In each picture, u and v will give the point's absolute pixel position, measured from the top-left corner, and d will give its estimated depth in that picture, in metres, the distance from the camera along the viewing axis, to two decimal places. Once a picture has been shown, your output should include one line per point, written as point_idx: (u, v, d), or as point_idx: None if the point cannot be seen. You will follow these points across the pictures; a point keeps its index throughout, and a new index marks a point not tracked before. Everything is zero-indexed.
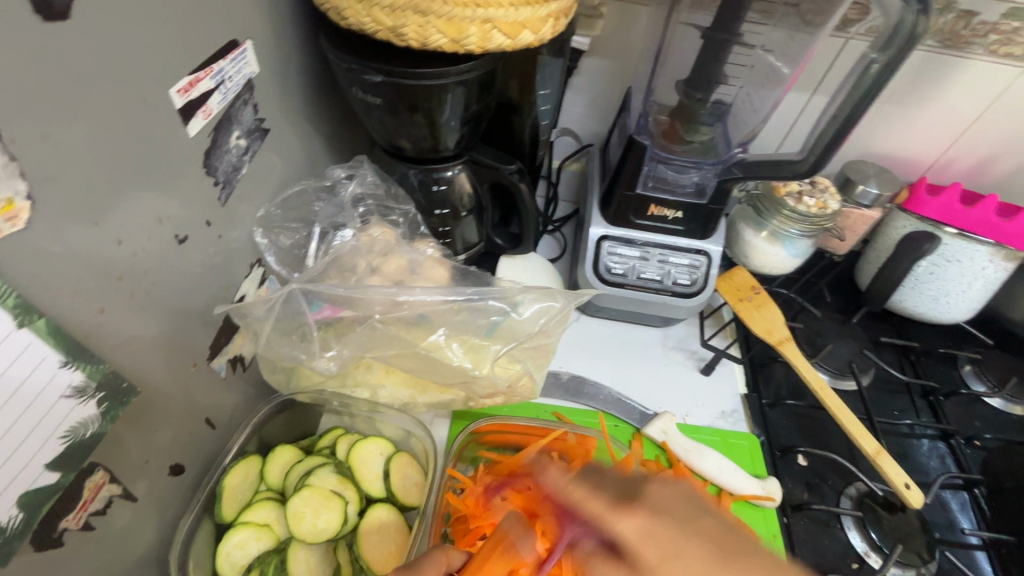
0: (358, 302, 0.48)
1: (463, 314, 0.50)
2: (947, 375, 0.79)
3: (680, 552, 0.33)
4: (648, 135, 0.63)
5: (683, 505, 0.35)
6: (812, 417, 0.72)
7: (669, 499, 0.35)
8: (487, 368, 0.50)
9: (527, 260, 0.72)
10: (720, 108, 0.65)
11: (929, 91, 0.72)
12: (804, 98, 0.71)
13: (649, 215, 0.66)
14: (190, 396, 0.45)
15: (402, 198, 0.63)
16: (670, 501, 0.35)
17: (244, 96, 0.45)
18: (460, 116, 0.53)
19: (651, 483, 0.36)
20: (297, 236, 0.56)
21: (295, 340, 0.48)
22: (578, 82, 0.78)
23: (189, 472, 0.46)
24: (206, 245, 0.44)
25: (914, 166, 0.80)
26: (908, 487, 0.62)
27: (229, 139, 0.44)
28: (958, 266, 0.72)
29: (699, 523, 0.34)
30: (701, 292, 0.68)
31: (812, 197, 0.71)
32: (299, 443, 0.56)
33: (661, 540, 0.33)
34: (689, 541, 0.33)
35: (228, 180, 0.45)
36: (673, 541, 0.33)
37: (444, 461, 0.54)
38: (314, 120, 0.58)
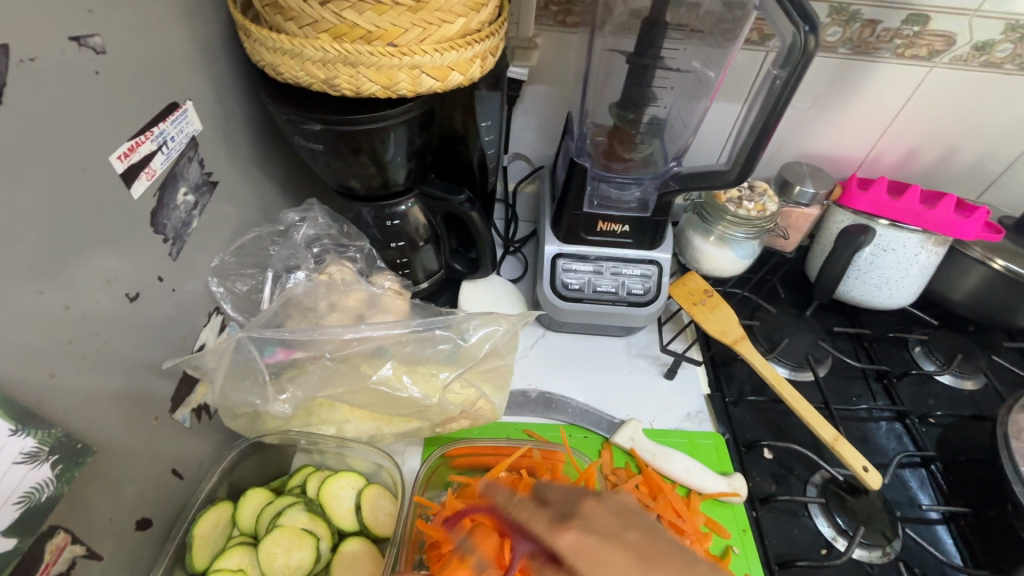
0: (310, 342, 0.49)
1: (411, 346, 0.52)
2: (899, 358, 0.83)
3: (603, 563, 0.32)
4: (588, 156, 0.67)
5: (618, 522, 0.35)
6: (774, 410, 0.74)
7: (599, 513, 0.35)
8: (438, 396, 0.52)
9: (488, 283, 0.75)
10: (654, 125, 0.70)
11: (849, 94, 0.77)
12: (733, 109, 0.75)
13: (599, 230, 0.69)
14: (154, 450, 0.45)
15: (356, 235, 0.65)
16: (602, 519, 0.35)
17: (188, 154, 0.47)
18: (404, 153, 0.56)
19: (589, 501, 0.37)
20: (253, 282, 0.58)
21: (250, 385, 0.49)
22: (524, 110, 0.81)
23: (156, 526, 0.46)
24: (160, 300, 0.45)
25: (846, 163, 0.85)
26: (865, 469, 0.65)
27: (176, 196, 0.46)
28: (894, 254, 0.77)
29: (628, 536, 0.33)
30: (655, 300, 0.71)
31: (751, 201, 0.75)
32: (270, 485, 0.56)
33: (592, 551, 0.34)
34: (615, 553, 0.32)
35: (178, 235, 0.47)
36: (604, 553, 0.32)
37: (413, 489, 0.55)
38: (264, 168, 0.60)
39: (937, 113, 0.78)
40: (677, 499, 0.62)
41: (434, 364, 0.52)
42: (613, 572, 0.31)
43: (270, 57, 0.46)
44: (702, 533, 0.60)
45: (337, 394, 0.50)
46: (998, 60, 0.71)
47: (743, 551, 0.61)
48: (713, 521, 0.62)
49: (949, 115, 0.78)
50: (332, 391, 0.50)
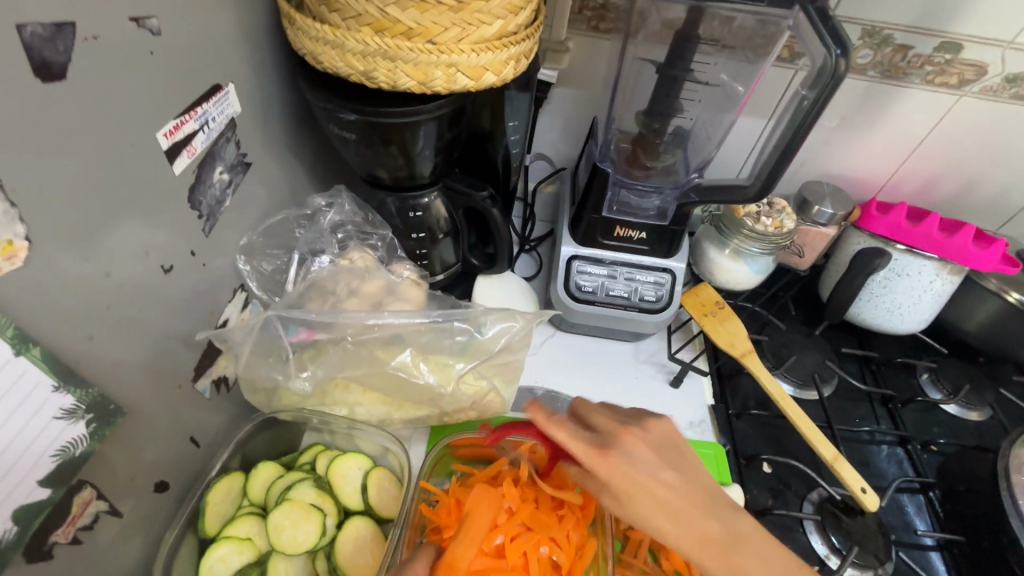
0: (333, 324, 0.51)
1: (429, 335, 0.54)
2: (905, 384, 0.84)
3: (640, 494, 0.43)
4: (611, 161, 0.68)
5: (656, 457, 0.45)
6: (776, 425, 0.75)
7: (643, 453, 0.44)
8: (452, 385, 0.53)
9: (503, 280, 0.76)
10: (677, 136, 0.70)
11: (876, 116, 0.77)
12: (758, 125, 0.76)
13: (616, 236, 0.70)
14: (175, 417, 0.47)
15: (380, 224, 0.66)
16: (642, 458, 0.44)
17: (227, 135, 0.48)
18: (433, 146, 0.57)
19: (630, 436, 0.45)
20: (278, 262, 0.59)
21: (273, 362, 0.51)
22: (549, 111, 0.82)
23: (174, 488, 0.48)
24: (190, 274, 0.47)
25: (868, 185, 0.85)
26: (864, 491, 0.65)
27: (213, 174, 0.48)
28: (907, 279, 0.77)
29: (665, 475, 0.44)
30: (666, 308, 0.72)
31: (769, 217, 0.75)
32: (281, 460, 0.58)
33: (629, 486, 0.43)
34: (651, 489, 0.43)
35: (212, 212, 0.49)
36: (641, 488, 0.43)
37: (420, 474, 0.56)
38: (296, 152, 0.62)
39: (963, 141, 0.77)
40: None
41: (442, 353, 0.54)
42: (646, 502, 0.43)
43: (312, 46, 0.48)
44: None
45: (354, 376, 0.52)
46: None
47: None
48: None
49: (975, 144, 0.77)
50: (351, 373, 0.52)
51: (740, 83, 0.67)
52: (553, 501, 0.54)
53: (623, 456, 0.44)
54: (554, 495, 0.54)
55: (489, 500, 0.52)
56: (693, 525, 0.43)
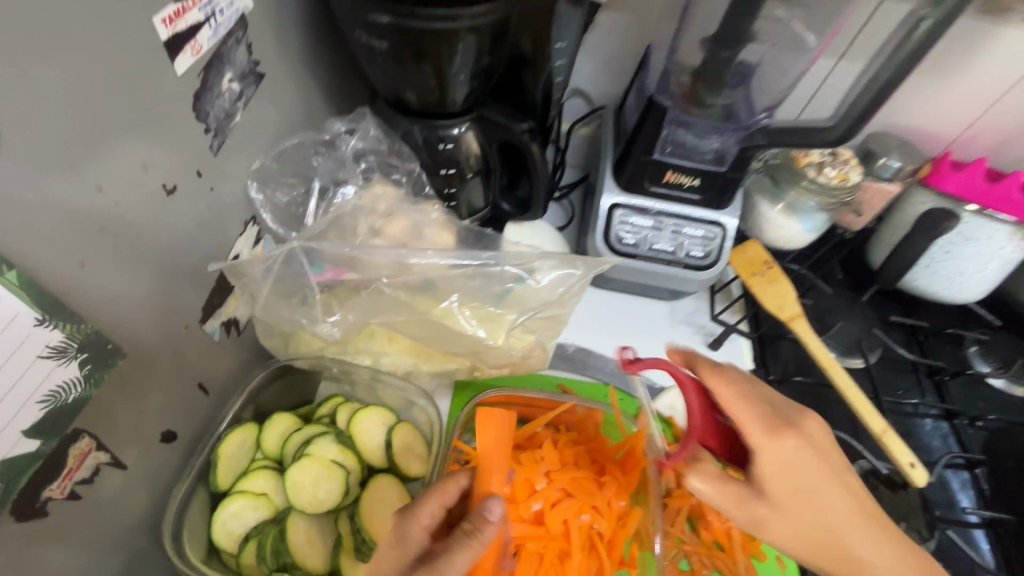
0: (362, 263, 0.45)
1: (476, 280, 0.48)
2: (954, 355, 0.78)
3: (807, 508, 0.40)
4: (669, 96, 0.60)
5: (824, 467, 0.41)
6: (819, 393, 0.70)
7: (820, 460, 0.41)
8: (502, 339, 0.48)
9: (536, 227, 0.69)
10: (743, 70, 0.61)
11: (962, 58, 0.69)
12: (829, 65, 0.67)
13: (665, 182, 0.63)
14: (182, 361, 0.42)
15: (408, 157, 0.58)
16: (816, 466, 0.40)
17: (238, 34, 0.41)
18: (469, 70, 0.50)
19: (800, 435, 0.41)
20: (294, 193, 0.53)
21: (296, 304, 0.46)
22: (593, 39, 0.74)
23: (183, 439, 0.44)
24: (197, 198, 0.40)
25: (936, 140, 0.77)
26: (913, 466, 0.62)
27: (222, 81, 0.40)
28: (975, 245, 0.71)
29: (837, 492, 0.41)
30: (714, 265, 0.66)
31: (834, 167, 0.68)
32: (297, 411, 0.53)
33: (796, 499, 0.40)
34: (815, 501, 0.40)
35: (220, 128, 0.41)
36: (812, 497, 0.40)
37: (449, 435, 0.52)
38: (313, 67, 0.54)
39: None
40: None
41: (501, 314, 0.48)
42: (806, 513, 0.40)
43: None
44: None
45: (392, 322, 0.47)
46: None
47: None
48: None
49: None
50: (388, 319, 0.47)
51: (812, 34, 0.61)
52: (590, 465, 0.51)
53: (799, 461, 0.40)
54: (591, 458, 0.51)
55: (524, 463, 0.48)
56: (852, 546, 0.41)
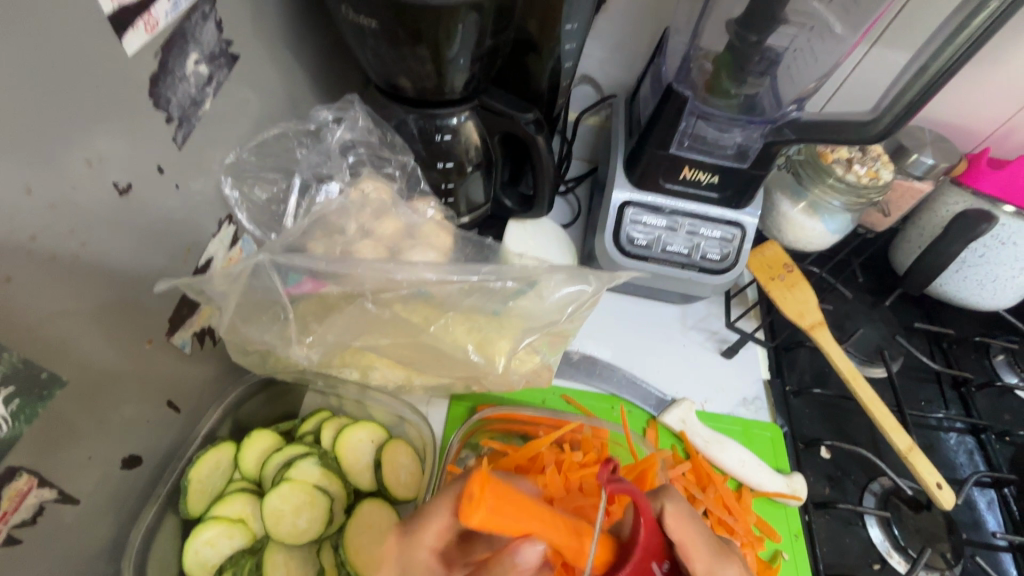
0: (346, 277, 0.39)
1: (473, 297, 0.42)
2: (978, 365, 0.74)
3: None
4: (689, 85, 0.54)
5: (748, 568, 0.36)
6: (838, 405, 0.66)
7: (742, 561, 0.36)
8: (502, 363, 0.44)
9: (539, 226, 0.64)
10: (771, 57, 0.56)
11: (1004, 47, 0.64)
12: (861, 52, 0.62)
13: (681, 178, 0.58)
14: (146, 378, 0.38)
15: (399, 148, 0.54)
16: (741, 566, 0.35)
17: (204, 9, 0.35)
18: (471, 52, 0.44)
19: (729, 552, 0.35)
20: (274, 189, 0.48)
21: (267, 321, 0.40)
22: (604, 21, 0.68)
23: (149, 463, 0.40)
24: (160, 198, 0.36)
25: (970, 137, 0.72)
26: (940, 487, 0.58)
27: (187, 63, 0.35)
28: (1013, 249, 0.66)
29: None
30: (731, 269, 0.61)
31: (862, 165, 0.63)
32: (278, 426, 0.49)
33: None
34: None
35: (186, 116, 0.36)
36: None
37: (443, 456, 0.48)
38: (296, 48, 0.49)
39: None
40: (727, 494, 0.55)
41: (499, 335, 0.43)
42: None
43: None
44: (752, 534, 0.54)
45: (375, 345, 0.42)
46: None
47: (792, 558, 0.55)
48: (766, 523, 0.55)
49: None
50: (371, 340, 0.42)
51: (841, 23, 0.56)
52: None
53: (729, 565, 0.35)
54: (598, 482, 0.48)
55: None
56: None
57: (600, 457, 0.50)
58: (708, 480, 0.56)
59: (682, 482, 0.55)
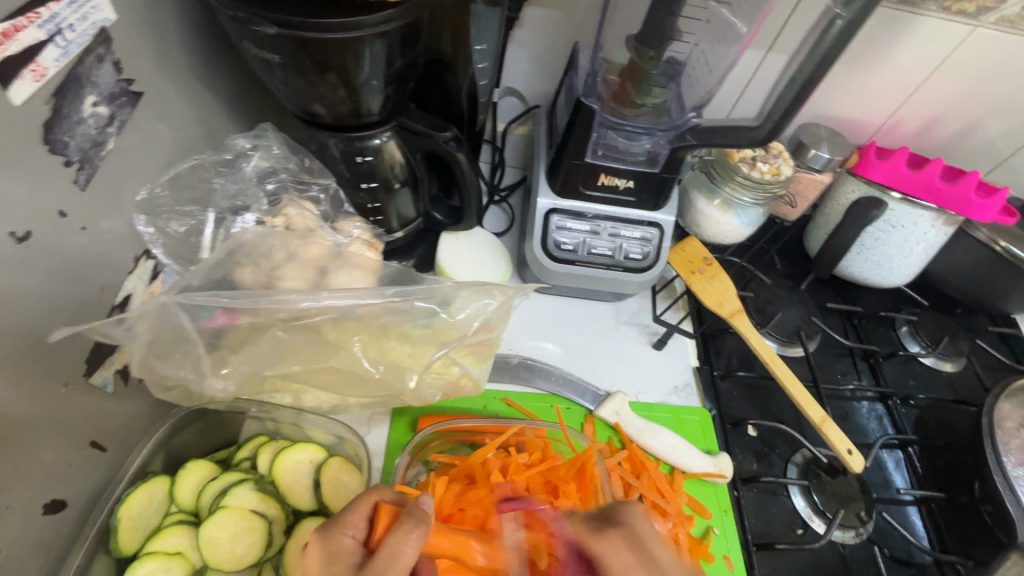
0: (259, 309, 0.40)
1: (385, 315, 0.44)
2: (886, 338, 0.81)
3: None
4: (596, 98, 0.58)
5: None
6: (761, 386, 0.71)
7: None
8: (414, 381, 0.46)
9: (470, 237, 0.67)
10: (673, 67, 0.61)
11: (883, 48, 0.70)
12: (757, 58, 0.67)
13: (600, 185, 0.62)
14: (67, 421, 0.38)
15: (319, 171, 0.55)
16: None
17: (97, 52, 0.36)
18: (382, 74, 0.45)
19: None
20: (191, 222, 0.48)
21: (181, 358, 0.40)
22: (521, 35, 0.71)
23: (75, 504, 0.40)
24: (64, 241, 0.36)
25: (862, 128, 0.80)
26: (850, 452, 0.63)
27: (83, 106, 0.35)
28: (902, 231, 0.73)
29: None
30: (652, 267, 0.65)
31: (765, 162, 0.68)
32: (215, 456, 0.50)
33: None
34: None
35: (87, 158, 0.37)
36: None
37: (394, 476, 0.49)
38: (206, 80, 0.49)
39: (969, 77, 0.71)
40: (661, 479, 0.59)
41: (428, 345, 0.45)
42: None
43: None
44: (685, 514, 0.58)
45: (289, 373, 0.43)
46: None
47: (722, 531, 0.59)
48: (696, 501, 0.59)
49: (980, 82, 0.72)
50: (295, 367, 0.43)
51: (743, 23, 0.57)
52: (544, 486, 0.51)
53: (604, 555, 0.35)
54: (544, 480, 0.51)
55: (476, 501, 0.47)
56: None
57: (545, 455, 0.53)
58: (643, 467, 0.59)
59: (618, 472, 0.58)
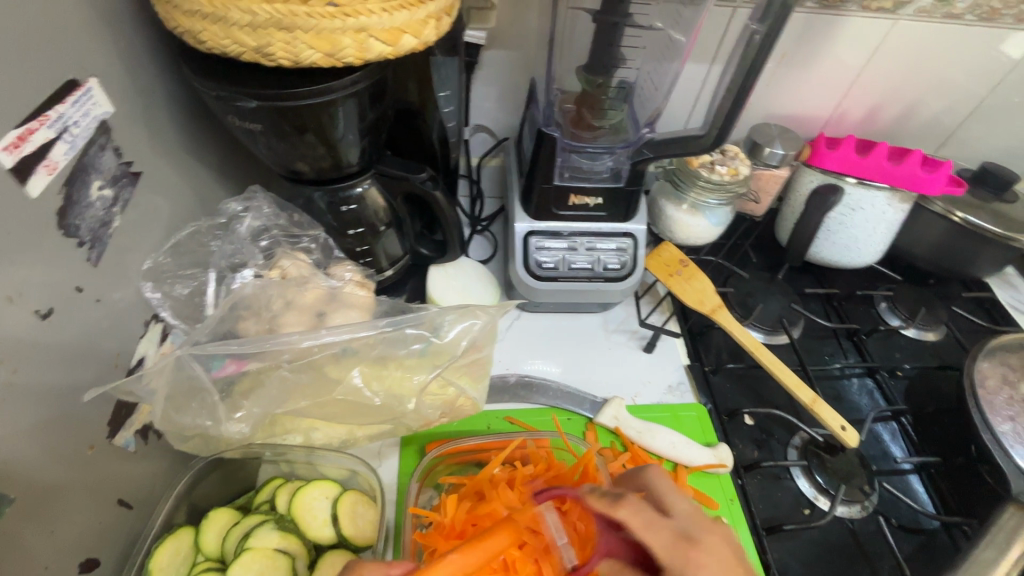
0: (261, 354, 0.44)
1: (380, 347, 0.47)
2: (867, 315, 0.84)
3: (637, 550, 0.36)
4: (556, 126, 0.63)
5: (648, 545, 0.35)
6: (750, 375, 0.74)
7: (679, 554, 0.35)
8: (414, 402, 0.48)
9: (458, 267, 0.70)
10: (624, 89, 0.66)
11: (817, 48, 0.76)
12: (701, 70, 0.72)
13: (571, 205, 0.66)
14: (95, 482, 0.40)
15: (308, 223, 0.59)
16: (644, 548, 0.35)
17: (99, 141, 0.40)
18: (357, 128, 0.50)
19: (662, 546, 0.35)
20: (194, 284, 0.52)
21: (196, 408, 0.43)
22: (483, 77, 0.76)
23: (107, 561, 0.42)
24: (82, 315, 0.39)
25: (811, 123, 0.85)
26: (843, 428, 0.65)
27: (90, 191, 0.39)
28: (862, 213, 0.77)
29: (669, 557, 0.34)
30: (631, 274, 0.69)
31: (723, 164, 0.73)
32: (235, 503, 0.52)
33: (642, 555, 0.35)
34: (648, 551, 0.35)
35: (97, 237, 0.40)
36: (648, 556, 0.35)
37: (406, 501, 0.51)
38: (195, 153, 0.53)
39: (900, 66, 0.77)
40: None
41: (421, 370, 0.48)
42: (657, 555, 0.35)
43: (187, 22, 0.39)
44: None
45: (298, 409, 0.46)
46: (959, 12, 0.71)
47: (731, 520, 0.61)
48: (702, 493, 0.61)
49: (911, 69, 0.78)
50: (304, 404, 0.46)
51: (679, 33, 0.62)
52: None
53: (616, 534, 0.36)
54: None
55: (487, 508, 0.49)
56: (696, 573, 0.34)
57: (549, 464, 0.55)
58: (646, 466, 0.61)
59: (623, 473, 0.61)
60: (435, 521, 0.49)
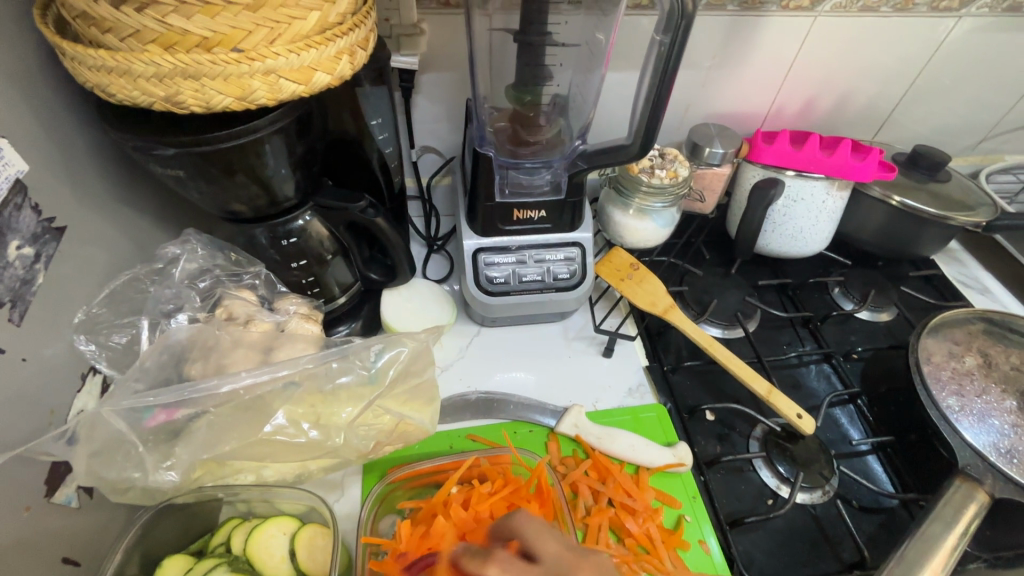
0: (191, 400, 0.45)
1: (311, 381, 0.49)
2: (821, 302, 0.86)
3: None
4: (491, 144, 0.64)
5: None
6: (709, 371, 0.76)
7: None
8: (340, 438, 0.49)
9: (411, 289, 0.71)
10: (557, 102, 0.69)
11: (745, 50, 0.78)
12: (632, 78, 0.74)
13: (515, 219, 0.66)
14: (33, 542, 0.40)
15: (246, 261, 0.60)
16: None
17: (15, 201, 0.40)
18: (288, 163, 0.50)
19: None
20: (133, 332, 0.51)
21: (126, 462, 0.44)
22: (423, 100, 0.77)
23: None
24: (6, 376, 0.39)
25: (750, 120, 0.88)
26: (799, 416, 0.66)
27: (8, 251, 0.39)
28: (803, 203, 0.79)
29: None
30: (581, 282, 0.70)
31: (663, 169, 0.75)
32: (190, 549, 0.51)
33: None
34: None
35: (18, 296, 0.40)
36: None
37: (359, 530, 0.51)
38: (125, 201, 0.54)
39: (827, 60, 0.80)
40: (626, 480, 0.62)
41: (354, 399, 0.50)
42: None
43: (95, 77, 0.40)
44: (653, 508, 0.60)
45: (224, 452, 0.46)
46: (874, 4, 0.73)
47: (694, 517, 0.61)
48: (664, 494, 0.62)
49: (838, 61, 0.80)
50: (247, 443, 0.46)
51: (598, 32, 0.63)
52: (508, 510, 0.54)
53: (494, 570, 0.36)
54: (507, 503, 0.54)
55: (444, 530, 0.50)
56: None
57: (506, 479, 0.56)
58: (607, 471, 0.62)
59: (585, 481, 0.61)
60: (391, 547, 0.49)
